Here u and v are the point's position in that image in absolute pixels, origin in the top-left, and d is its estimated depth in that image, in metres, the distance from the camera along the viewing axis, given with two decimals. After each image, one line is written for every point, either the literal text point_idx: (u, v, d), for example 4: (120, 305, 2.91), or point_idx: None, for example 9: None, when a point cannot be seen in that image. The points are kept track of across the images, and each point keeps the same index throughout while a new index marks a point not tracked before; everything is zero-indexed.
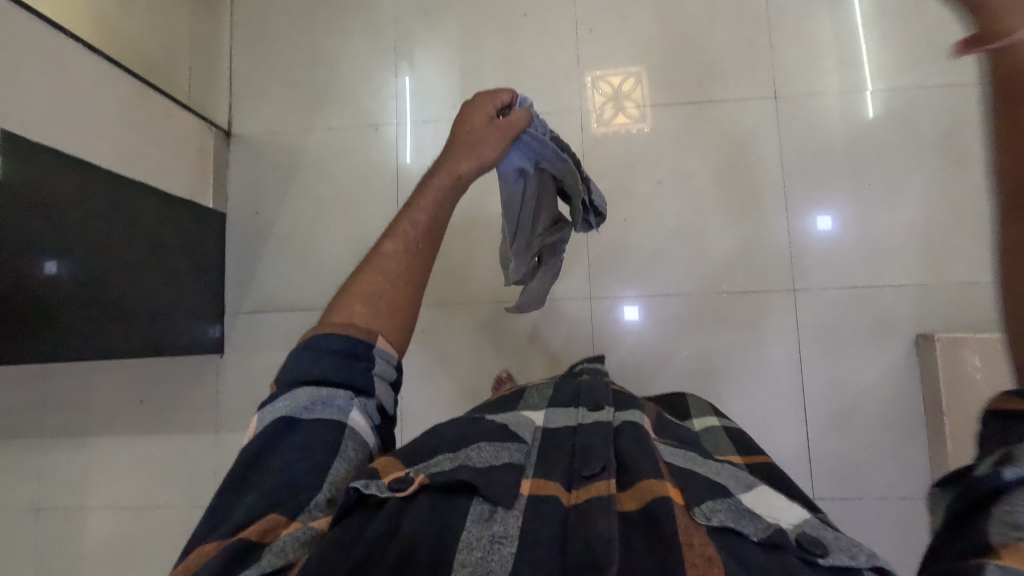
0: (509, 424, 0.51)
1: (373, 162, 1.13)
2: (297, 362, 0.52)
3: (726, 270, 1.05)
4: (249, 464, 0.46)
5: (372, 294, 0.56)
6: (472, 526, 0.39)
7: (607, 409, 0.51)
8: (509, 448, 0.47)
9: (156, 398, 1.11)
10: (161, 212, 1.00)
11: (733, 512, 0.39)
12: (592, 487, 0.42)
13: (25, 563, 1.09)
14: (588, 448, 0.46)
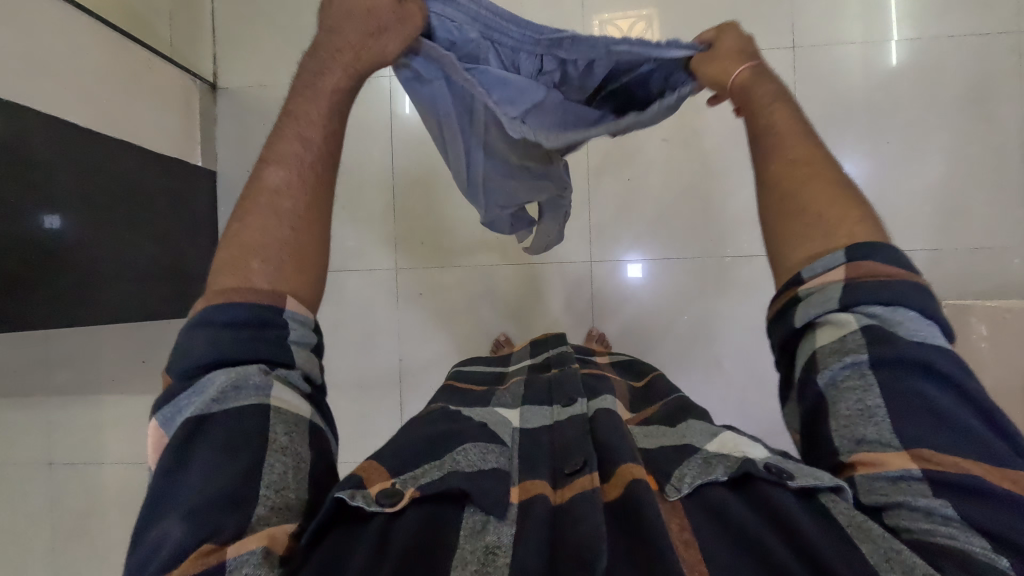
0: (488, 423, 0.50)
1: (368, 117, 1.08)
2: (187, 346, 0.41)
3: (730, 233, 1.02)
4: (166, 481, 0.37)
5: (266, 238, 0.45)
6: (463, 541, 0.37)
7: (580, 401, 0.51)
8: (494, 451, 0.45)
9: (158, 358, 1.12)
10: (148, 172, 0.96)
11: (697, 467, 0.39)
12: (577, 484, 0.40)
13: (42, 513, 1.14)
14: (566, 446, 0.45)
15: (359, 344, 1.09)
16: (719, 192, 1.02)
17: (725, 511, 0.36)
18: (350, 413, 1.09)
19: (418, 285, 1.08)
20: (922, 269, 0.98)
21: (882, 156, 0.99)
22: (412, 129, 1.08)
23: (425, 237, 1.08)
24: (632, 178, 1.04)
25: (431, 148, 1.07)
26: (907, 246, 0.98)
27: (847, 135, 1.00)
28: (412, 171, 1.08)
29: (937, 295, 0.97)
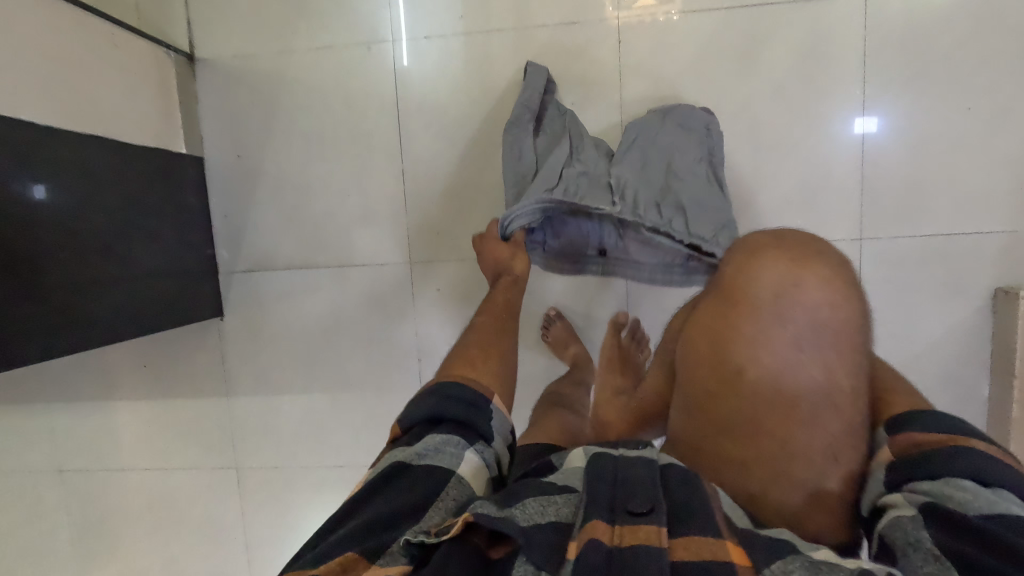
0: (558, 477, 0.45)
1: (369, 92, 0.96)
2: (417, 406, 0.51)
3: (783, 217, 0.92)
4: (354, 499, 0.44)
5: (485, 347, 0.60)
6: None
7: (651, 448, 0.47)
8: (557, 499, 0.41)
9: (160, 363, 1.05)
10: (124, 168, 0.85)
11: (807, 567, 0.35)
12: (639, 532, 0.37)
13: (59, 520, 1.11)
14: (632, 483, 0.42)
15: (375, 345, 1.01)
16: (768, 171, 0.91)
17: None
18: (369, 418, 1.02)
19: (435, 280, 0.99)
20: (996, 254, 0.88)
21: (957, 124, 0.87)
22: (419, 105, 0.96)
23: (442, 228, 0.98)
24: None
25: (444, 127, 0.96)
26: (980, 228, 0.88)
27: (917, 101, 0.87)
28: (423, 153, 0.97)
29: (1011, 282, 0.88)
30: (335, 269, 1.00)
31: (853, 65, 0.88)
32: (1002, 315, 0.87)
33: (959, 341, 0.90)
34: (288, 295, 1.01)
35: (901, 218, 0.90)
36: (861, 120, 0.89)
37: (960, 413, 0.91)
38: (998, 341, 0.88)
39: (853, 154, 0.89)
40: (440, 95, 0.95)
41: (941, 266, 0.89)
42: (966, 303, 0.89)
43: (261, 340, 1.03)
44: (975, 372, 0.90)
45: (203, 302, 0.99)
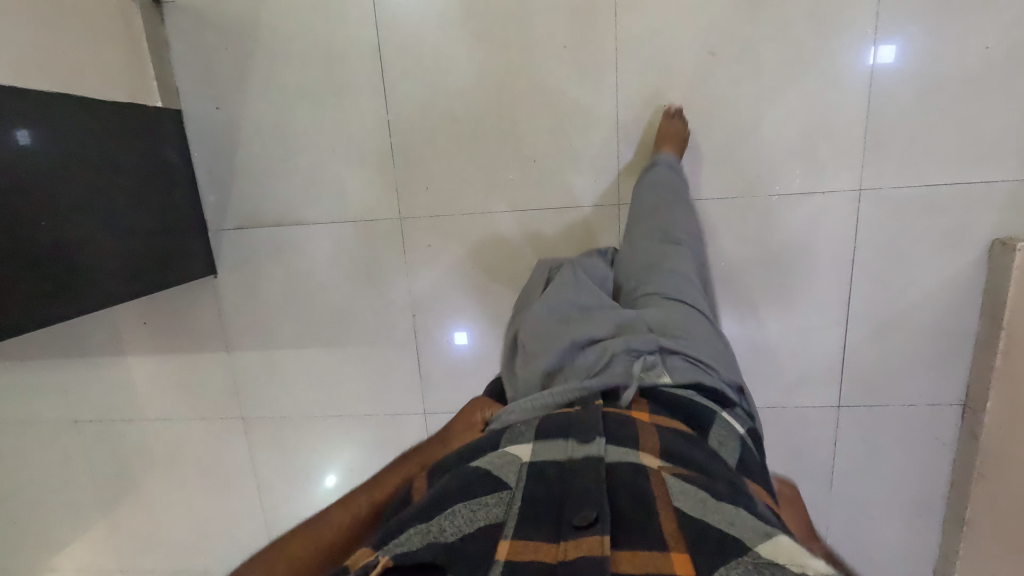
0: (493, 468, 0.47)
1: (349, 36, 0.91)
2: None
3: (782, 168, 0.89)
4: None
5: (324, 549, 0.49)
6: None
7: (597, 442, 0.49)
8: (489, 502, 0.44)
9: (159, 320, 1.06)
10: (96, 128, 0.81)
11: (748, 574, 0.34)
12: (583, 544, 0.38)
13: (80, 466, 1.17)
14: (576, 494, 0.43)
15: (369, 302, 1.02)
16: (768, 119, 0.87)
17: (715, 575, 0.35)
18: (367, 372, 1.05)
19: (426, 236, 0.98)
20: (1000, 204, 0.86)
21: (973, 64, 0.82)
22: (401, 50, 0.90)
23: (431, 183, 0.96)
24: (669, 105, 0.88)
25: (430, 75, 0.91)
26: (986, 176, 0.85)
27: (931, 39, 0.82)
28: (409, 104, 0.93)
29: (1012, 232, 0.86)
30: (324, 226, 0.99)
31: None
32: (997, 265, 0.86)
33: (951, 292, 0.90)
34: (277, 252, 1.01)
35: (904, 166, 0.87)
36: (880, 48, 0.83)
37: (944, 361, 0.93)
38: (990, 291, 0.88)
39: (859, 99, 0.85)
40: (424, 40, 0.90)
41: (940, 217, 0.88)
42: (962, 253, 0.88)
43: (255, 298, 1.03)
44: (963, 321, 0.91)
45: (194, 262, 0.99)
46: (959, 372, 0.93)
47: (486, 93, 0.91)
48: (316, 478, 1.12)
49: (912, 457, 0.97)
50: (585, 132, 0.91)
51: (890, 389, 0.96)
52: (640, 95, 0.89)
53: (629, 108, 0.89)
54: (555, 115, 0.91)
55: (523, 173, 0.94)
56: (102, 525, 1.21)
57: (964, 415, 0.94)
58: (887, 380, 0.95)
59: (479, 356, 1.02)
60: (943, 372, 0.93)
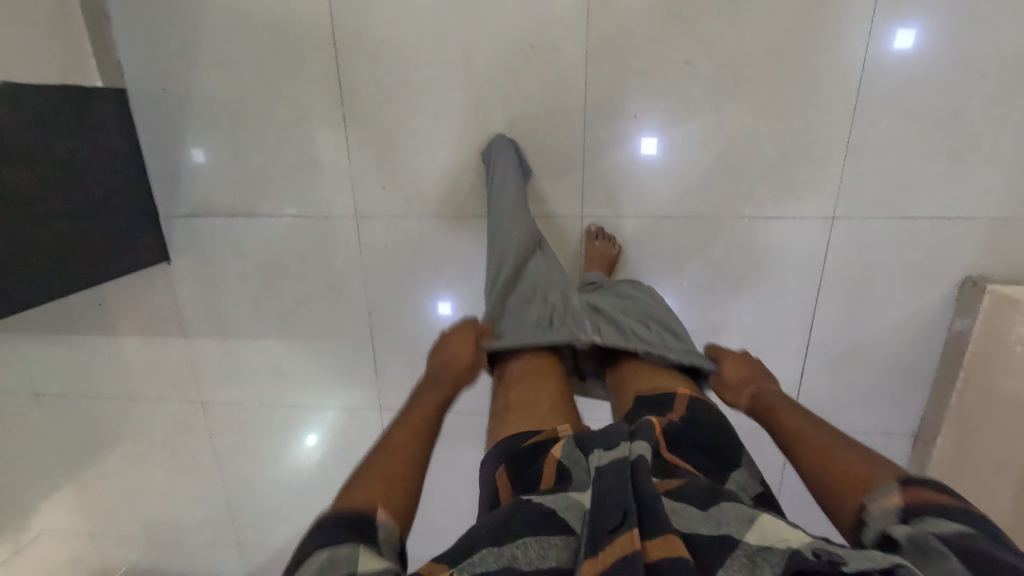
0: (559, 507, 0.42)
1: (304, 20, 0.84)
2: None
3: (754, 189, 0.85)
4: None
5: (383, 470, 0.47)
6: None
7: (624, 446, 0.47)
8: (554, 544, 0.39)
9: (115, 302, 1.05)
10: (33, 114, 0.78)
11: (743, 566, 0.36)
12: (615, 547, 0.37)
13: (44, 435, 1.19)
14: (605, 496, 0.42)
15: (326, 298, 0.99)
16: (744, 138, 0.82)
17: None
18: (324, 365, 1.04)
19: (384, 237, 0.94)
20: (976, 243, 0.82)
21: (964, 94, 0.77)
22: (360, 38, 0.84)
23: (389, 182, 0.91)
24: (639, 115, 0.83)
25: (389, 66, 0.85)
26: (965, 214, 0.81)
27: (924, 64, 0.76)
28: (367, 97, 0.87)
29: (985, 272, 0.83)
30: (278, 219, 0.95)
31: (861, 11, 0.75)
32: (965, 304, 0.84)
33: (916, 327, 0.88)
34: (231, 243, 0.98)
35: (883, 196, 0.82)
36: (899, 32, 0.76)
37: (901, 394, 0.92)
38: (955, 331, 0.86)
39: (842, 120, 0.80)
40: (384, 28, 0.84)
41: (915, 252, 0.84)
42: (932, 289, 0.85)
43: (210, 287, 1.01)
44: (925, 357, 0.89)
45: (144, 248, 0.96)
46: (915, 406, 0.92)
47: (449, 91, 0.86)
48: (274, 462, 1.14)
49: None
50: (551, 138, 0.86)
51: (844, 418, 0.94)
52: (611, 101, 0.83)
53: (598, 114, 0.84)
54: (521, 117, 0.85)
55: (485, 177, 0.89)
56: (67, 490, 1.25)
57: (914, 445, 0.94)
58: (842, 409, 0.94)
59: None
60: (900, 405, 0.92)
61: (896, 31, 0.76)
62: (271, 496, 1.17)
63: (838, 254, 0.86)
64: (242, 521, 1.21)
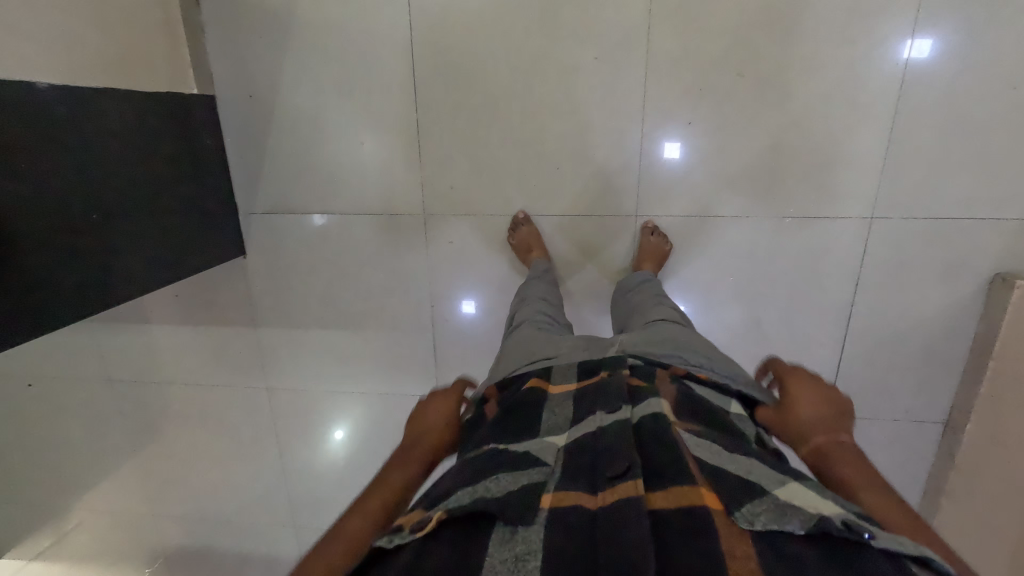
0: (531, 450, 0.47)
1: (384, 33, 0.92)
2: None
3: (799, 191, 0.91)
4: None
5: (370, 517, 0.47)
6: (492, 550, 0.35)
7: (626, 408, 0.51)
8: (529, 470, 0.43)
9: (190, 292, 1.12)
10: (142, 119, 0.86)
11: (772, 511, 0.38)
12: (618, 490, 0.39)
13: (115, 418, 1.26)
14: (610, 448, 0.44)
15: (390, 290, 1.06)
16: (790, 143, 0.89)
17: (807, 571, 0.33)
18: (385, 353, 1.11)
19: (448, 233, 1.01)
20: (1005, 242, 0.89)
21: (996, 104, 0.83)
22: (434, 49, 0.92)
23: (455, 183, 0.98)
24: (692, 122, 0.90)
25: (459, 75, 0.93)
26: (995, 215, 0.88)
27: (959, 76, 0.83)
28: (438, 104, 0.94)
29: (1013, 269, 0.89)
30: (349, 216, 1.02)
31: (901, 26, 0.82)
32: (995, 299, 0.90)
33: (947, 320, 0.94)
34: (303, 238, 1.05)
35: (919, 198, 0.89)
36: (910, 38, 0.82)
37: (932, 384, 0.98)
38: (984, 324, 0.92)
39: (881, 128, 0.87)
40: (457, 41, 0.91)
41: (947, 250, 0.90)
42: (963, 285, 0.92)
43: (281, 279, 1.09)
44: (956, 349, 0.95)
45: (225, 243, 1.03)
46: (946, 395, 0.98)
47: (514, 99, 0.93)
48: (332, 446, 1.20)
49: (890, 467, 1.04)
50: (608, 144, 0.93)
51: (877, 405, 1.01)
52: (667, 109, 0.90)
53: (654, 121, 0.91)
54: (581, 123, 0.93)
55: (545, 178, 0.96)
56: (133, 469, 1.32)
57: (944, 433, 1.00)
58: (875, 398, 1.00)
59: (490, 347, 1.07)
60: (930, 394, 0.98)
61: (921, 37, 0.82)
62: (327, 479, 1.24)
63: (877, 252, 0.93)
64: (298, 503, 1.28)
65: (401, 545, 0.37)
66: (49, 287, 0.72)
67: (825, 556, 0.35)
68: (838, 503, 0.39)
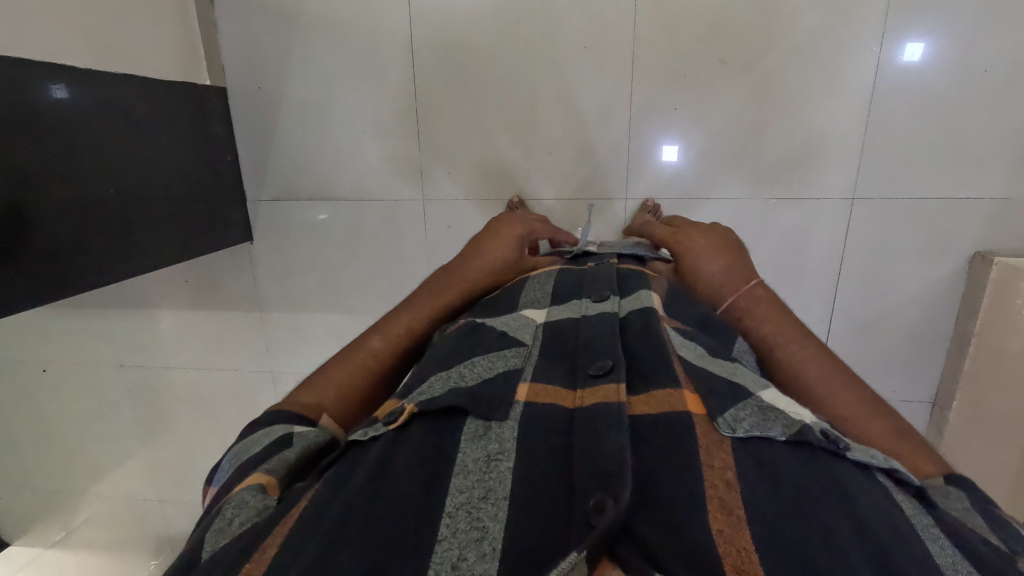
0: (508, 331, 0.48)
1: (385, 27, 0.97)
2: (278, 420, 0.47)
3: (782, 173, 0.95)
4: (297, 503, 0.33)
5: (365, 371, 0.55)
6: (463, 446, 0.34)
7: (612, 300, 0.50)
8: (506, 354, 0.44)
9: (199, 278, 1.17)
10: (153, 105, 0.91)
11: (756, 416, 0.35)
12: (599, 392, 0.37)
13: (124, 403, 1.30)
14: (593, 341, 0.44)
15: (390, 275, 1.10)
16: (774, 127, 0.93)
17: (791, 480, 0.31)
18: None
19: (446, 218, 1.05)
20: (983, 221, 0.91)
21: (968, 87, 0.87)
22: (432, 41, 0.97)
23: (452, 169, 1.03)
24: (679, 107, 0.94)
25: (456, 65, 0.98)
26: (972, 195, 0.91)
27: (931, 61, 0.86)
28: (436, 94, 0.99)
29: (993, 248, 0.92)
30: (352, 202, 1.07)
31: (873, 14, 0.86)
32: (975, 277, 0.93)
33: (931, 297, 0.96)
34: (307, 223, 1.10)
35: (897, 179, 0.92)
36: (884, 30, 0.86)
37: (919, 361, 1.00)
38: (966, 300, 0.94)
39: (858, 112, 0.90)
40: (453, 33, 0.96)
41: (926, 228, 0.93)
42: (944, 263, 0.94)
43: (287, 264, 1.13)
44: (940, 327, 0.97)
45: (234, 228, 1.08)
46: (932, 372, 1.00)
47: (508, 88, 0.98)
48: None
49: None
50: (598, 130, 0.98)
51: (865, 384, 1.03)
52: (653, 96, 0.95)
53: (641, 107, 0.95)
54: (572, 110, 0.97)
55: (539, 163, 1.01)
56: (143, 457, 1.36)
57: (932, 412, 1.01)
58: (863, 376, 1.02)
59: None
60: (917, 372, 1.00)
61: (893, 26, 0.86)
62: None
63: (860, 232, 0.96)
64: None
65: (375, 437, 0.37)
66: (61, 257, 0.77)
67: (807, 463, 0.32)
68: (811, 413, 0.37)
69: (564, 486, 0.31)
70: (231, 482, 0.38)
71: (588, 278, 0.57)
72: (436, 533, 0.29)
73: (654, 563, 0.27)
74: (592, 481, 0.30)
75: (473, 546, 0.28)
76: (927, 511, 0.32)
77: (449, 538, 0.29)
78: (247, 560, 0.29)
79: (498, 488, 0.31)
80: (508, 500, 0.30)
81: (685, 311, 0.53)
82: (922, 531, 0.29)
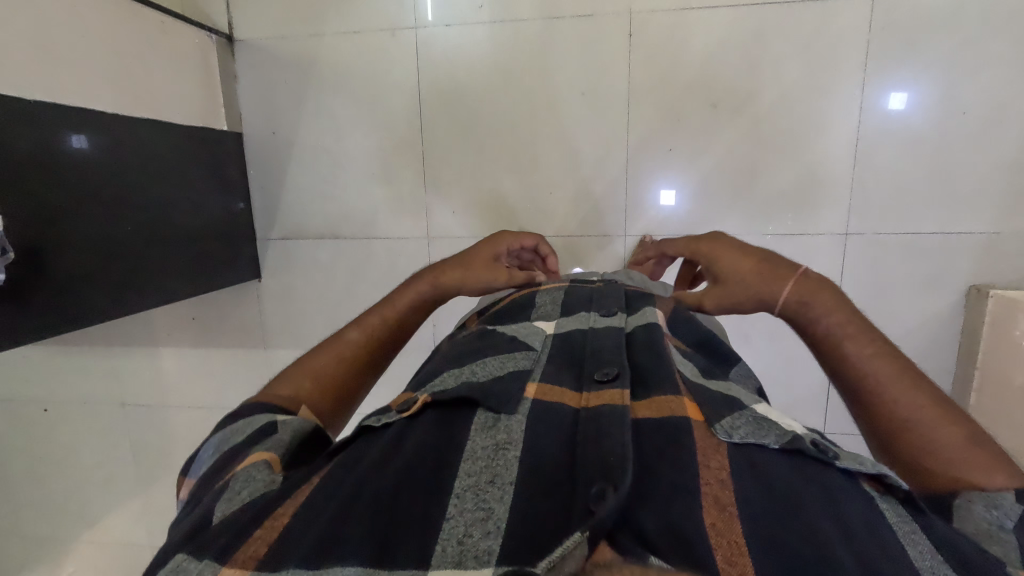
0: (519, 336, 0.49)
1: (394, 74, 1.03)
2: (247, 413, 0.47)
3: (775, 210, 0.98)
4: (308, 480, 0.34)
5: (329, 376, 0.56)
6: (474, 436, 0.35)
7: (619, 316, 0.51)
8: (516, 356, 0.45)
9: (206, 315, 1.18)
10: (171, 147, 0.96)
11: (750, 425, 0.35)
12: (603, 394, 0.38)
13: (123, 444, 1.29)
14: (600, 351, 0.44)
15: None
16: (766, 165, 0.97)
17: (781, 483, 0.31)
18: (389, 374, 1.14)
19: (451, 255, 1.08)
20: (976, 253, 0.93)
21: (950, 125, 0.91)
22: (437, 89, 1.03)
23: (457, 208, 1.06)
24: (674, 147, 0.99)
25: (459, 111, 1.03)
26: (963, 228, 0.93)
27: (912, 102, 0.91)
28: (441, 138, 1.04)
29: (989, 280, 0.93)
30: (358, 239, 1.10)
31: (853, 62, 0.92)
32: (973, 308, 0.93)
33: (932, 328, 0.97)
34: (315, 260, 1.12)
35: (889, 214, 0.95)
36: (863, 78, 0.92)
37: None
38: (967, 331, 0.95)
39: (845, 151, 0.94)
40: (457, 83, 1.02)
41: (921, 259, 0.95)
42: (942, 295, 0.96)
43: (294, 301, 1.15)
44: (944, 358, 0.97)
45: (244, 266, 1.11)
46: None
47: (509, 132, 1.03)
48: None
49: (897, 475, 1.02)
50: (597, 171, 1.02)
51: None
52: (648, 138, 0.99)
53: (639, 148, 1.00)
54: (571, 151, 1.02)
55: (541, 203, 1.04)
56: (138, 502, 1.33)
57: None
58: None
59: None
60: None
61: (872, 73, 0.91)
62: None
63: (856, 264, 0.97)
64: None
65: (387, 424, 0.38)
66: (72, 290, 0.79)
67: (798, 468, 0.33)
68: (802, 424, 0.37)
69: (566, 475, 0.32)
70: (231, 461, 0.39)
71: (596, 295, 0.59)
72: (445, 511, 0.30)
73: (647, 546, 0.27)
74: (594, 471, 0.30)
75: (479, 525, 0.29)
76: (915, 518, 0.31)
77: (457, 516, 0.30)
78: (261, 523, 0.31)
79: (505, 474, 0.32)
80: (514, 484, 0.31)
81: (683, 330, 0.55)
82: (903, 539, 0.29)
